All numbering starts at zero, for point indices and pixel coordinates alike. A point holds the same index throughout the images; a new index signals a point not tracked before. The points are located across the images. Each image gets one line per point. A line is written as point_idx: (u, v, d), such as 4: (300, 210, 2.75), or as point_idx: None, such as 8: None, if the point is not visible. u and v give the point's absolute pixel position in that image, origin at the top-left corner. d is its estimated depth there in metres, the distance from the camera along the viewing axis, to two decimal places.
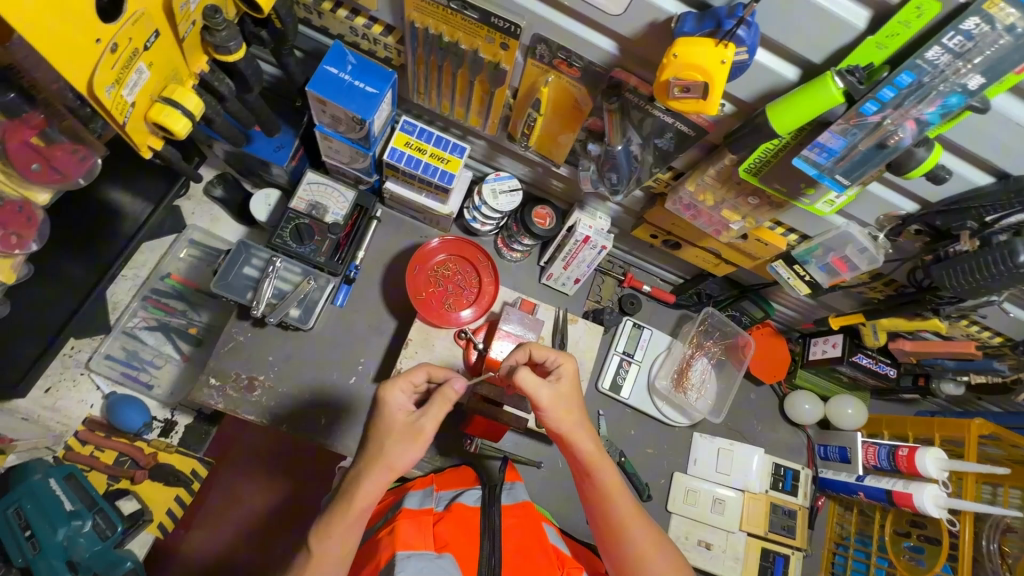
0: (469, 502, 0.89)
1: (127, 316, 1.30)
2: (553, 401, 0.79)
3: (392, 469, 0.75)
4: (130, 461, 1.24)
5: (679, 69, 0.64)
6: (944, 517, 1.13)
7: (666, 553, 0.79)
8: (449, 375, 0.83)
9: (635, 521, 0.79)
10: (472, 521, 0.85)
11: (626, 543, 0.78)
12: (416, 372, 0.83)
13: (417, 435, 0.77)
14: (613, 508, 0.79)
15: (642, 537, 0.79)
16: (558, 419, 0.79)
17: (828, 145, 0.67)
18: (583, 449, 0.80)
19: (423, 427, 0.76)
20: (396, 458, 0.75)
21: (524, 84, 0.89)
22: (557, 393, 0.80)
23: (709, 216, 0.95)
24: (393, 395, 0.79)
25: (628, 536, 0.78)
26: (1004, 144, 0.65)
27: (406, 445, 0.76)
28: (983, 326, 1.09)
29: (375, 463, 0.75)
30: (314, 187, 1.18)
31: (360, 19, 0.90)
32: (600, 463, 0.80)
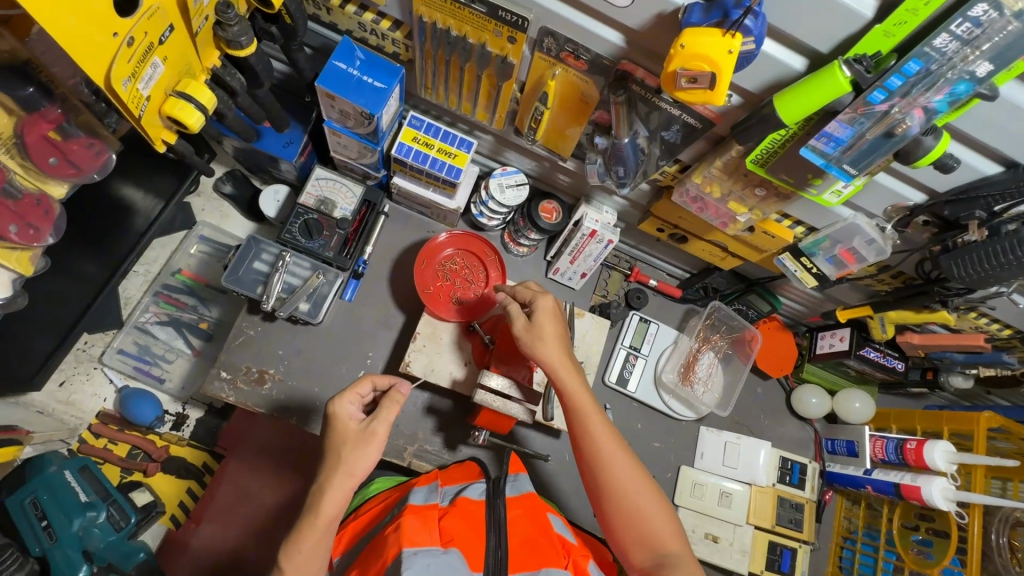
0: (474, 496, 0.91)
1: (139, 311, 1.32)
2: (529, 334, 0.90)
3: (350, 474, 0.78)
4: (143, 454, 1.26)
5: (687, 59, 0.64)
6: (952, 510, 1.12)
7: (643, 482, 0.83)
8: (398, 383, 0.87)
9: (616, 451, 0.84)
10: (477, 514, 0.87)
11: (607, 471, 0.83)
12: (362, 384, 0.88)
13: (371, 437, 0.81)
14: (594, 436, 0.85)
15: (621, 465, 0.83)
16: (538, 350, 0.89)
17: (835, 135, 0.67)
18: (565, 381, 0.87)
19: (376, 430, 0.81)
20: (354, 463, 0.78)
21: (532, 77, 0.90)
22: (535, 329, 0.90)
23: (716, 208, 0.95)
24: (343, 407, 0.83)
25: (609, 464, 0.83)
26: (1013, 132, 0.65)
27: (363, 450, 0.80)
28: (992, 318, 1.09)
29: (335, 471, 0.78)
30: (324, 182, 1.21)
31: (368, 14, 0.91)
32: (583, 394, 0.87)
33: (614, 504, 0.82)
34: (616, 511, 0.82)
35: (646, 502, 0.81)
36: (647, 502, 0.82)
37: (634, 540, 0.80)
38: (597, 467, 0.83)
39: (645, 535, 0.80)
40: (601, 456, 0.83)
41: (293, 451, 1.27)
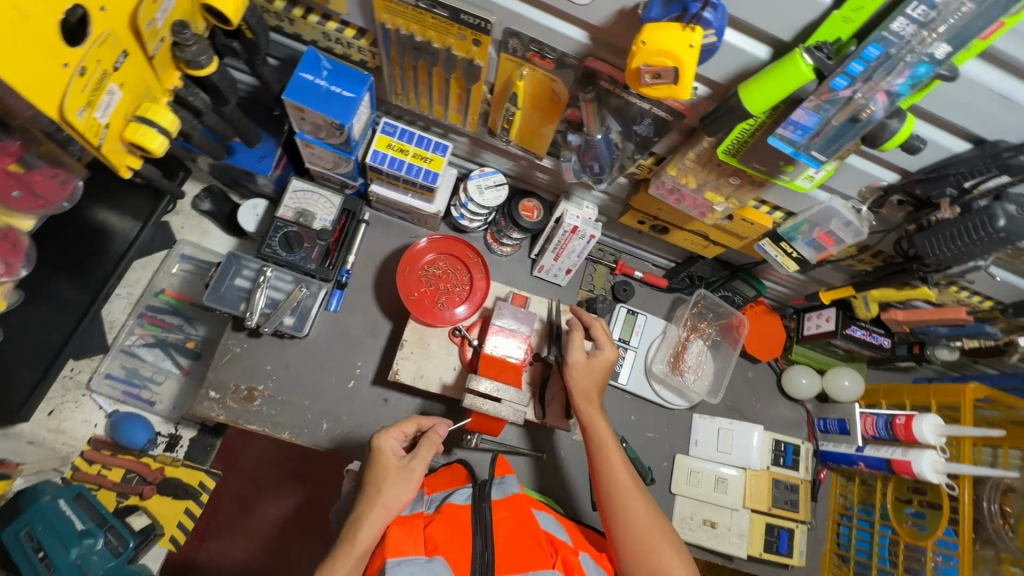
0: (459, 501, 0.92)
1: (125, 334, 1.31)
2: (584, 364, 1.06)
3: (388, 508, 0.86)
4: (138, 477, 1.25)
5: (648, 56, 0.64)
6: (944, 482, 1.15)
7: (656, 516, 0.91)
8: (438, 424, 0.99)
9: (633, 486, 0.94)
10: (463, 519, 0.88)
11: (624, 503, 0.92)
12: (407, 423, 0.97)
13: (411, 475, 0.90)
14: (614, 469, 0.95)
15: (638, 497, 0.93)
16: (579, 380, 1.04)
17: (802, 123, 0.67)
18: (593, 415, 1.01)
19: (416, 468, 0.91)
20: (392, 498, 0.87)
21: (500, 79, 0.89)
22: (590, 362, 1.06)
23: (692, 199, 0.96)
24: (387, 442, 0.92)
25: (627, 495, 0.93)
26: (975, 110, 0.65)
27: (403, 486, 0.88)
28: (972, 291, 1.10)
29: (374, 505, 0.86)
30: (301, 194, 1.19)
31: (331, 24, 0.90)
32: (606, 431, 1.00)
33: (628, 533, 0.89)
34: (630, 541, 0.89)
35: (659, 534, 0.89)
36: (659, 534, 0.89)
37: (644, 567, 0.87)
38: (615, 498, 0.92)
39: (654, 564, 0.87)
40: (620, 488, 0.93)
41: (291, 463, 1.37)
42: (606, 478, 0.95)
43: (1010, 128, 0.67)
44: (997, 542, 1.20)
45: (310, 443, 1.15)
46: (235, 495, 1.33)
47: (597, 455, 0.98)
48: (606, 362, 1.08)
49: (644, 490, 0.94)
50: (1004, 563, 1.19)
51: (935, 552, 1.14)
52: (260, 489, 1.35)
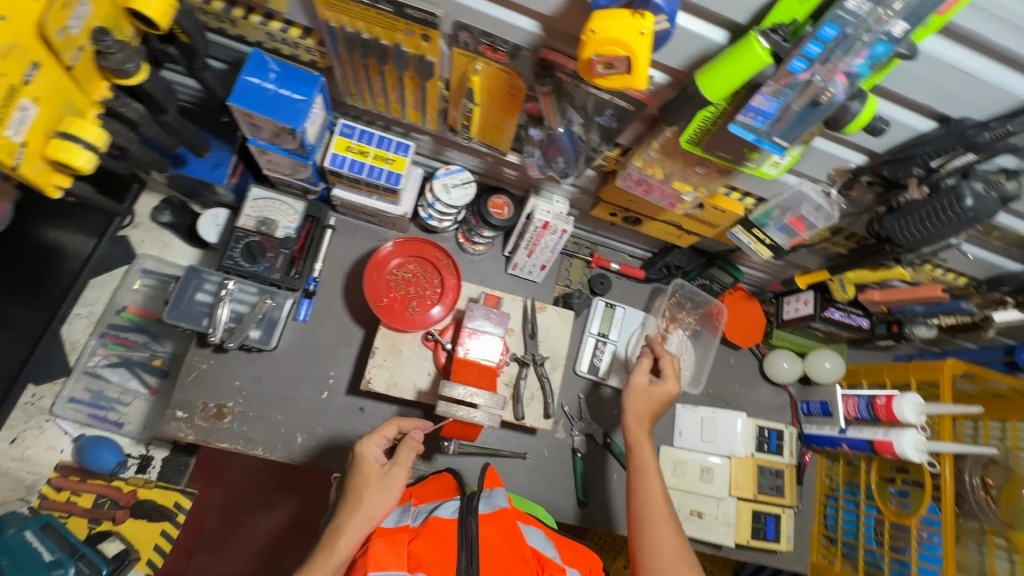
0: (446, 514, 0.88)
1: (87, 356, 1.27)
2: (642, 388, 1.04)
3: (369, 517, 0.84)
4: (110, 502, 1.21)
5: (599, 46, 0.61)
6: (925, 461, 1.14)
7: (683, 555, 0.87)
8: (417, 428, 0.99)
9: (666, 519, 0.90)
10: (449, 533, 0.84)
11: (653, 535, 0.89)
12: (388, 427, 0.97)
13: (392, 481, 0.89)
14: (650, 499, 0.93)
15: (668, 532, 0.89)
16: (634, 404, 1.03)
17: (762, 109, 0.65)
18: (642, 442, 0.99)
19: (396, 474, 0.89)
20: (373, 506, 0.85)
21: (455, 74, 0.85)
22: (649, 388, 1.04)
23: (660, 189, 0.93)
24: (370, 449, 0.92)
25: (658, 528, 0.89)
26: (936, 87, 0.64)
27: (384, 493, 0.86)
28: (947, 268, 1.09)
29: (354, 513, 0.84)
30: (262, 202, 1.14)
31: (275, 23, 0.85)
32: (649, 453, 0.98)
33: (652, 567, 0.86)
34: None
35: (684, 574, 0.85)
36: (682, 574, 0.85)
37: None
38: (646, 528, 0.90)
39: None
40: (653, 519, 0.90)
41: (275, 472, 1.38)
42: (640, 506, 0.93)
43: (974, 105, 0.66)
44: (979, 515, 1.23)
45: (285, 458, 1.12)
46: (221, 507, 1.34)
47: (637, 480, 0.96)
48: (667, 395, 1.04)
49: (677, 528, 0.90)
50: (987, 533, 1.22)
51: (919, 530, 1.14)
52: (246, 499, 1.35)
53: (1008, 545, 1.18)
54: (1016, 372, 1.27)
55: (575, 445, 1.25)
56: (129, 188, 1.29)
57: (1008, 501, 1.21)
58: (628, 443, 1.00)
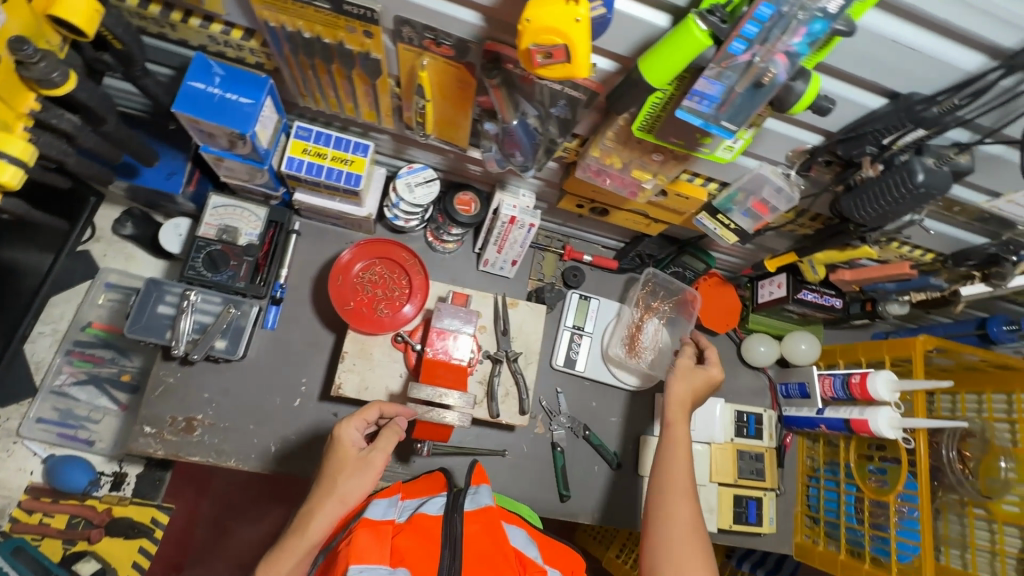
0: (431, 511, 0.87)
1: (53, 375, 1.25)
2: (683, 371, 1.05)
3: (343, 501, 0.80)
4: (84, 521, 1.20)
5: (536, 34, 0.59)
6: (899, 437, 1.15)
7: (696, 531, 0.86)
8: (401, 414, 0.93)
9: (687, 494, 0.90)
10: (432, 530, 0.83)
11: (670, 506, 0.88)
12: (369, 409, 0.90)
13: (369, 466, 0.83)
14: (676, 474, 0.92)
15: (686, 506, 0.88)
16: (676, 389, 1.03)
17: (707, 92, 0.64)
18: (678, 421, 0.99)
19: (374, 459, 0.84)
20: (348, 491, 0.80)
21: (403, 70, 0.83)
22: (688, 372, 1.05)
23: (620, 178, 0.92)
24: (348, 432, 0.86)
25: (677, 500, 0.89)
26: (880, 62, 0.63)
27: (360, 478, 0.82)
28: (913, 245, 1.09)
29: (328, 497, 0.80)
30: (222, 210, 1.13)
31: (215, 26, 0.83)
32: (683, 432, 0.98)
33: (662, 536, 0.85)
34: (663, 543, 0.85)
35: (693, 548, 0.84)
36: (692, 548, 0.84)
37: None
38: (665, 499, 0.89)
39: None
40: (675, 491, 0.90)
41: (265, 482, 1.35)
42: (663, 478, 0.92)
43: (922, 79, 0.65)
44: (957, 488, 1.23)
45: (258, 468, 1.10)
46: (209, 518, 1.31)
47: (666, 453, 0.96)
48: (710, 381, 1.06)
49: (697, 506, 0.89)
50: (967, 506, 1.23)
51: (898, 506, 1.14)
52: (234, 510, 1.33)
53: (987, 516, 1.19)
54: (990, 345, 1.27)
55: (554, 439, 1.25)
56: (87, 201, 1.23)
57: (986, 473, 1.21)
58: (664, 419, 1.00)
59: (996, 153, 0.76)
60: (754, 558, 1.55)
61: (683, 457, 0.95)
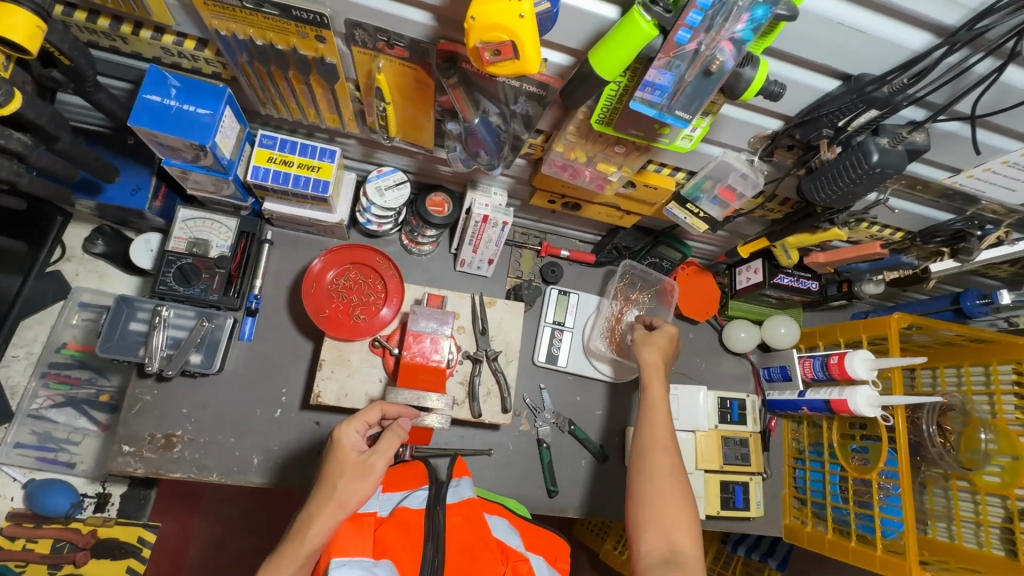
0: (414, 505, 0.85)
1: (29, 399, 1.23)
2: (643, 338, 1.11)
3: (342, 506, 0.76)
4: (68, 545, 1.18)
5: (482, 32, 0.59)
6: (878, 415, 1.15)
7: (678, 485, 0.89)
8: (403, 416, 0.91)
9: (668, 451, 0.93)
10: (415, 524, 0.81)
11: (652, 463, 0.91)
12: (370, 411, 0.87)
13: (370, 471, 0.79)
14: (656, 432, 0.95)
15: (667, 461, 0.91)
16: (646, 354, 1.07)
17: (658, 82, 0.64)
18: (655, 382, 1.02)
19: (375, 464, 0.80)
20: (346, 496, 0.77)
21: (360, 74, 0.83)
22: (650, 337, 1.10)
23: (586, 172, 0.93)
24: (348, 435, 0.83)
25: (657, 456, 0.92)
26: (827, 44, 0.64)
27: (359, 483, 0.78)
28: (882, 224, 1.10)
29: (328, 501, 0.76)
30: (192, 223, 1.11)
31: (167, 37, 0.82)
32: (658, 390, 1.01)
33: (646, 491, 0.88)
34: (647, 499, 0.88)
35: (676, 501, 0.87)
36: (674, 501, 0.87)
37: (653, 530, 0.85)
38: (645, 456, 0.92)
39: (664, 530, 0.84)
40: (655, 449, 0.93)
41: (257, 496, 1.45)
42: (644, 437, 0.95)
43: (870, 60, 0.66)
44: (939, 462, 1.24)
45: (242, 480, 1.10)
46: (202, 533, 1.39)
47: (646, 414, 0.99)
48: (669, 337, 1.11)
49: (678, 461, 0.92)
50: (951, 478, 1.25)
51: (881, 483, 1.15)
52: (227, 522, 1.41)
53: (970, 487, 1.21)
54: (965, 320, 1.28)
55: (539, 435, 1.25)
56: (53, 220, 1.25)
57: (967, 446, 1.21)
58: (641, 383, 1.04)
59: (950, 130, 0.77)
60: (749, 541, 1.56)
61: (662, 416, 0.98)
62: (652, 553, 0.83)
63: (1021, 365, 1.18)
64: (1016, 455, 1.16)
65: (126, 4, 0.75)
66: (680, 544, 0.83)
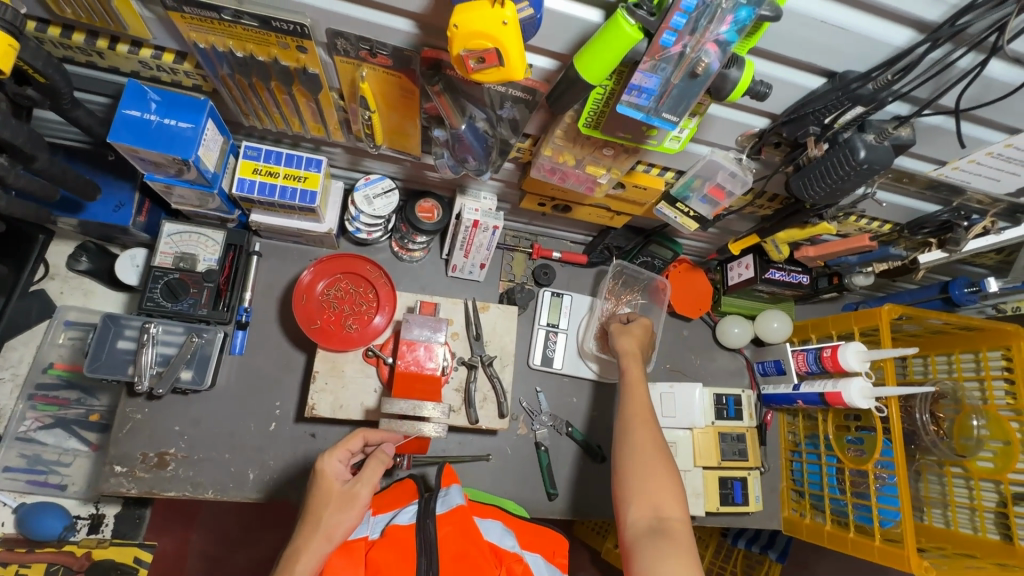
0: (404, 520, 0.85)
1: (16, 422, 1.20)
2: (619, 329, 1.14)
3: (329, 538, 0.77)
4: (64, 568, 1.16)
5: (465, 40, 0.58)
6: (873, 407, 1.15)
7: (660, 455, 0.89)
8: (386, 442, 0.93)
9: (647, 423, 0.93)
10: (407, 539, 0.81)
11: (632, 437, 0.91)
12: (352, 439, 0.88)
13: (354, 500, 0.81)
14: (635, 406, 0.96)
15: (647, 433, 0.91)
16: (623, 342, 1.11)
17: (645, 86, 0.64)
18: (631, 365, 1.04)
19: (359, 492, 0.82)
20: (333, 526, 0.78)
21: (344, 83, 0.82)
22: (626, 327, 1.14)
23: (575, 175, 0.92)
24: (331, 465, 0.85)
25: (637, 429, 0.92)
26: (811, 41, 0.64)
27: (345, 513, 0.80)
28: (870, 217, 1.11)
29: (313, 534, 0.77)
30: (178, 237, 1.09)
31: (144, 51, 0.80)
32: (635, 371, 1.04)
33: (628, 462, 0.89)
34: (630, 470, 0.88)
35: (659, 470, 0.87)
36: (656, 469, 0.87)
37: (638, 500, 0.84)
38: (626, 430, 0.93)
39: (649, 499, 0.84)
40: (632, 421, 0.94)
41: (253, 509, 1.45)
42: (624, 414, 0.96)
43: (855, 57, 0.66)
44: (933, 450, 1.24)
45: (238, 497, 1.08)
46: (198, 548, 1.39)
47: (625, 393, 1.00)
48: (645, 327, 1.15)
49: (658, 431, 0.93)
50: (945, 465, 1.26)
51: (877, 473, 1.16)
52: (224, 540, 1.41)
53: (964, 473, 1.23)
54: (953, 308, 1.29)
55: (537, 438, 1.25)
56: (35, 239, 1.21)
57: (960, 432, 1.22)
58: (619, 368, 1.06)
59: (935, 123, 0.77)
60: (749, 534, 1.57)
61: (640, 392, 0.99)
62: (640, 523, 0.82)
63: (1008, 352, 1.20)
64: (1008, 440, 1.17)
65: (101, 19, 0.73)
66: (666, 511, 0.82)
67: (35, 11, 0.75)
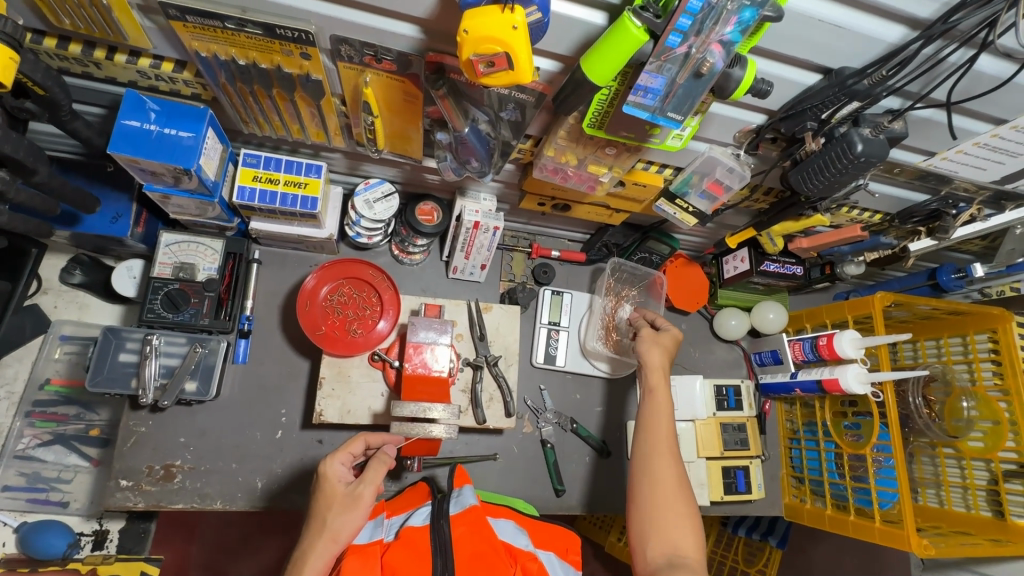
0: (417, 522, 0.86)
1: (14, 440, 1.18)
2: (650, 337, 1.11)
3: (335, 540, 0.78)
4: None
5: (475, 45, 0.59)
6: (869, 391, 1.18)
7: (680, 490, 0.90)
8: (387, 444, 0.92)
9: (670, 455, 0.93)
10: (421, 541, 0.82)
11: (653, 470, 0.92)
12: (354, 443, 0.89)
13: (358, 501, 0.81)
14: (659, 436, 0.96)
15: (669, 466, 0.92)
16: (652, 354, 1.07)
17: (650, 86, 0.66)
18: (656, 385, 1.03)
19: (364, 493, 0.82)
20: (338, 528, 0.78)
21: (347, 88, 0.82)
22: (657, 337, 1.11)
23: (577, 175, 0.94)
24: (334, 468, 0.85)
25: (660, 461, 0.92)
26: (809, 40, 0.66)
27: (349, 514, 0.80)
28: (862, 208, 1.13)
29: (319, 536, 0.78)
30: (176, 246, 1.08)
31: (143, 60, 0.79)
32: (662, 396, 1.02)
33: (648, 493, 0.90)
34: (649, 503, 0.89)
35: (678, 506, 0.88)
36: (676, 506, 0.88)
37: (657, 536, 0.85)
38: (648, 459, 0.93)
39: (667, 537, 0.85)
40: (658, 452, 0.93)
41: (255, 518, 1.44)
42: (645, 443, 0.96)
43: (851, 53, 0.68)
44: (927, 432, 1.28)
45: (247, 506, 1.08)
46: (200, 562, 1.39)
47: (646, 418, 0.99)
48: (674, 339, 1.12)
49: (680, 464, 0.93)
50: (938, 446, 1.30)
51: (875, 456, 1.18)
52: (227, 550, 1.41)
53: (956, 454, 1.26)
54: (941, 294, 1.34)
55: (542, 436, 1.26)
56: (28, 253, 1.15)
57: (951, 414, 1.24)
58: (646, 386, 1.04)
59: (926, 116, 0.80)
60: (749, 522, 1.61)
61: (666, 416, 0.99)
62: (657, 558, 0.84)
63: (994, 335, 1.23)
64: (998, 420, 1.20)
65: (99, 29, 0.72)
66: (683, 549, 0.84)
67: (31, 23, 0.74)
